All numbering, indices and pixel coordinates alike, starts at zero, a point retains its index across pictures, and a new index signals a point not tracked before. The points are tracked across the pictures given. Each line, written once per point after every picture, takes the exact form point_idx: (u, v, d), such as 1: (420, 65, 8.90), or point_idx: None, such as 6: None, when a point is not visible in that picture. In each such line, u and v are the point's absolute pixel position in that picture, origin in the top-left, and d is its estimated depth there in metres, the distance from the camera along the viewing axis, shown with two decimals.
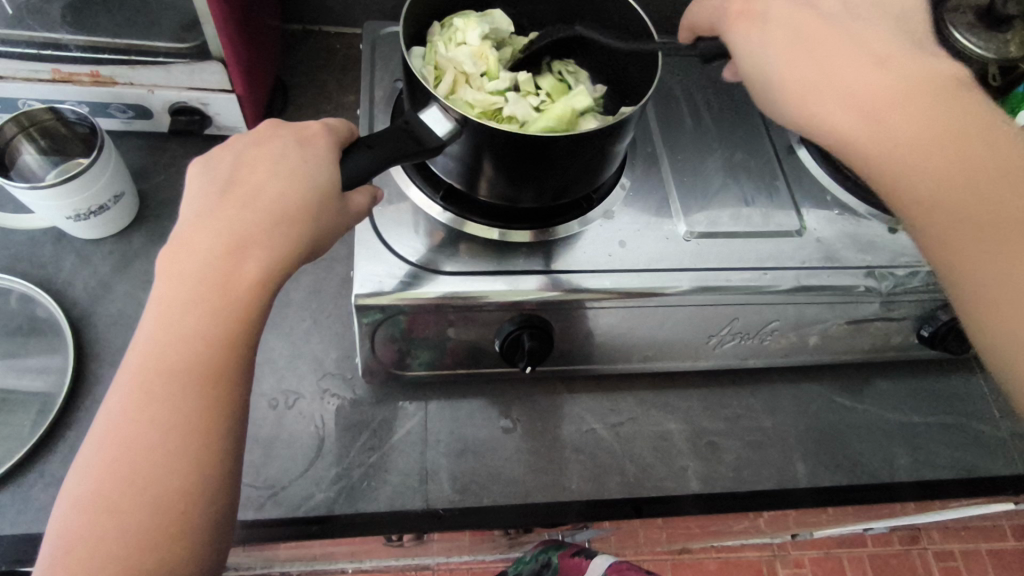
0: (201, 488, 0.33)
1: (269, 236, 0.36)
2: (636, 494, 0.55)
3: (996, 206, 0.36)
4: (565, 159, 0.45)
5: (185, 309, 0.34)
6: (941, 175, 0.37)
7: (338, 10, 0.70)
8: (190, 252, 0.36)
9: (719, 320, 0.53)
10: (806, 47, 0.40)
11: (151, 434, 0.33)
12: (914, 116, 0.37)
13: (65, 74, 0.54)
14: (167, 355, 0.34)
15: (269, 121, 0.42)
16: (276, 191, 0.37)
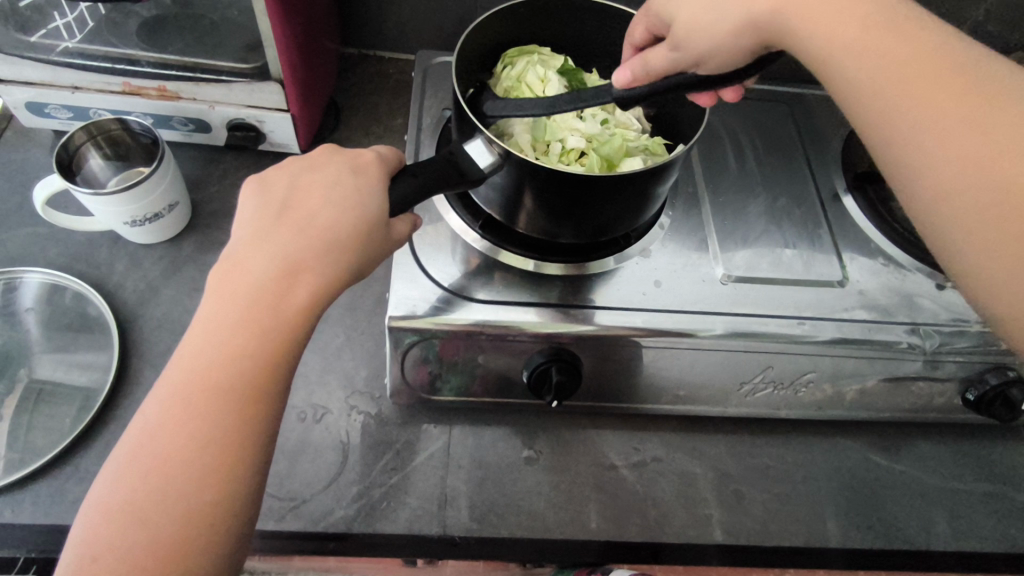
0: (230, 505, 0.34)
1: (320, 262, 0.38)
2: (655, 538, 0.54)
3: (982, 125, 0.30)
4: (606, 198, 0.46)
5: (233, 327, 0.35)
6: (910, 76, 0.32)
7: (394, 37, 0.73)
8: (243, 272, 0.37)
9: (753, 367, 0.52)
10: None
11: (186, 448, 0.33)
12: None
13: (135, 87, 0.58)
14: (211, 371, 0.35)
15: (324, 144, 0.43)
16: (330, 217, 0.38)
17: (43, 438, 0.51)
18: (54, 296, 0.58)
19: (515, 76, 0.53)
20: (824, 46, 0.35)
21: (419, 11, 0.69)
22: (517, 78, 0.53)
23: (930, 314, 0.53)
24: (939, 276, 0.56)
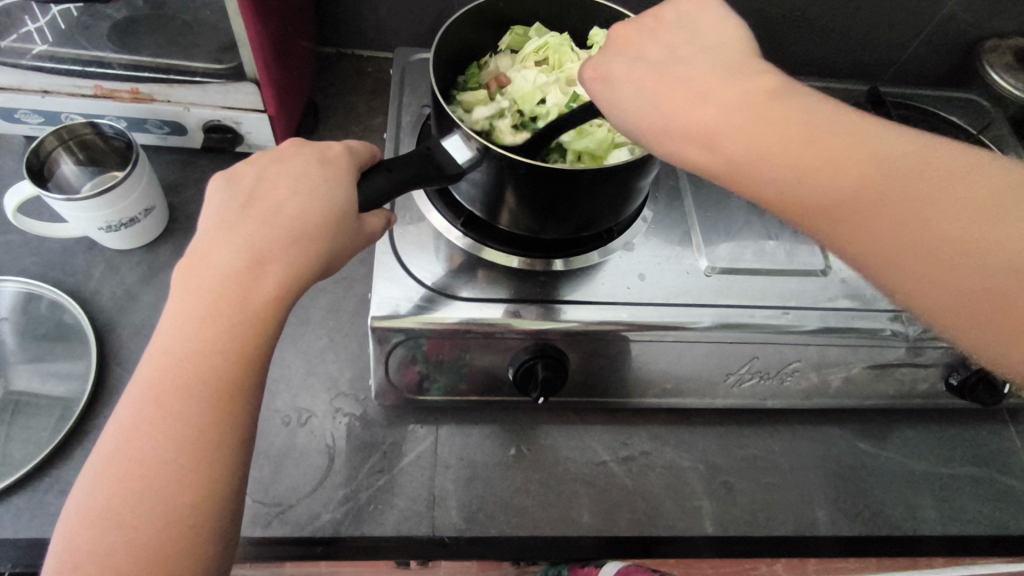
0: (209, 504, 0.33)
1: (288, 252, 0.37)
2: (646, 532, 0.53)
3: (925, 222, 0.32)
4: (588, 193, 0.45)
5: (202, 321, 0.35)
6: (845, 201, 0.33)
7: (372, 35, 0.72)
8: (211, 266, 0.36)
9: (739, 358, 0.52)
10: (659, 89, 0.37)
11: (161, 448, 0.33)
12: (779, 158, 0.34)
13: (107, 90, 0.57)
14: (182, 369, 0.34)
15: (292, 138, 0.42)
16: (298, 208, 0.38)
17: (19, 451, 0.50)
18: (29, 305, 0.57)
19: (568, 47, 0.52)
20: (740, 155, 0.35)
21: (396, 8, 0.69)
22: (560, 42, 0.52)
23: None
24: None
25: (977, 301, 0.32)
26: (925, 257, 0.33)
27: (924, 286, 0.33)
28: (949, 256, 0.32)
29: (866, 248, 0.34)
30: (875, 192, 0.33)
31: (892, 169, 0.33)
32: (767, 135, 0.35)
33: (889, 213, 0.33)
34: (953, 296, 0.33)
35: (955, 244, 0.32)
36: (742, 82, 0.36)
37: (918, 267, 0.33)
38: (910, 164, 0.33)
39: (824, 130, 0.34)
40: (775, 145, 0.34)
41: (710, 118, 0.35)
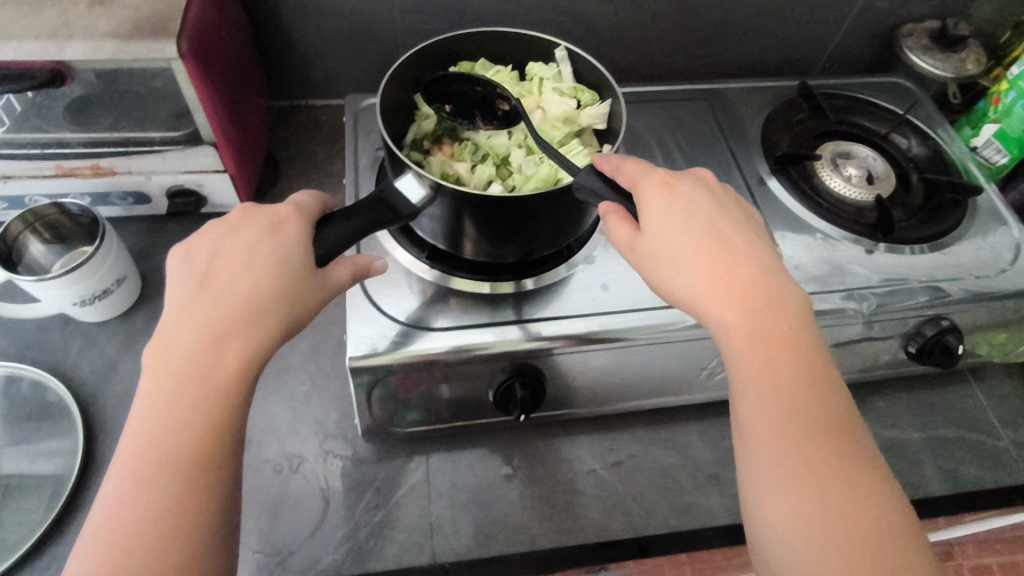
0: (193, 573, 0.34)
1: (250, 323, 0.39)
2: (641, 532, 0.55)
3: (812, 478, 0.37)
4: (541, 215, 0.48)
5: (175, 398, 0.36)
6: (782, 376, 0.38)
7: (322, 84, 0.74)
8: (179, 344, 0.37)
9: (707, 354, 0.55)
10: (679, 222, 0.42)
11: (144, 527, 0.34)
12: (762, 338, 0.39)
13: (69, 169, 0.58)
14: (158, 444, 0.35)
15: (241, 206, 0.43)
16: (253, 279, 0.39)
17: (14, 534, 0.50)
18: (9, 388, 0.57)
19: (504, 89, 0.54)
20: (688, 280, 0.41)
21: (343, 56, 0.71)
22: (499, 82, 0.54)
23: (862, 279, 0.56)
24: (866, 242, 0.59)
25: (859, 538, 0.35)
26: (775, 485, 0.37)
27: (797, 502, 0.36)
28: (807, 504, 0.36)
29: (766, 425, 0.38)
30: (793, 377, 0.38)
31: (818, 419, 0.38)
32: (724, 278, 0.40)
33: (782, 437, 0.37)
34: (803, 526, 0.36)
35: (869, 528, 0.35)
36: (742, 251, 0.42)
37: (791, 470, 0.37)
38: (855, 445, 0.38)
39: (779, 289, 0.41)
40: (737, 311, 0.40)
41: (748, 293, 0.40)
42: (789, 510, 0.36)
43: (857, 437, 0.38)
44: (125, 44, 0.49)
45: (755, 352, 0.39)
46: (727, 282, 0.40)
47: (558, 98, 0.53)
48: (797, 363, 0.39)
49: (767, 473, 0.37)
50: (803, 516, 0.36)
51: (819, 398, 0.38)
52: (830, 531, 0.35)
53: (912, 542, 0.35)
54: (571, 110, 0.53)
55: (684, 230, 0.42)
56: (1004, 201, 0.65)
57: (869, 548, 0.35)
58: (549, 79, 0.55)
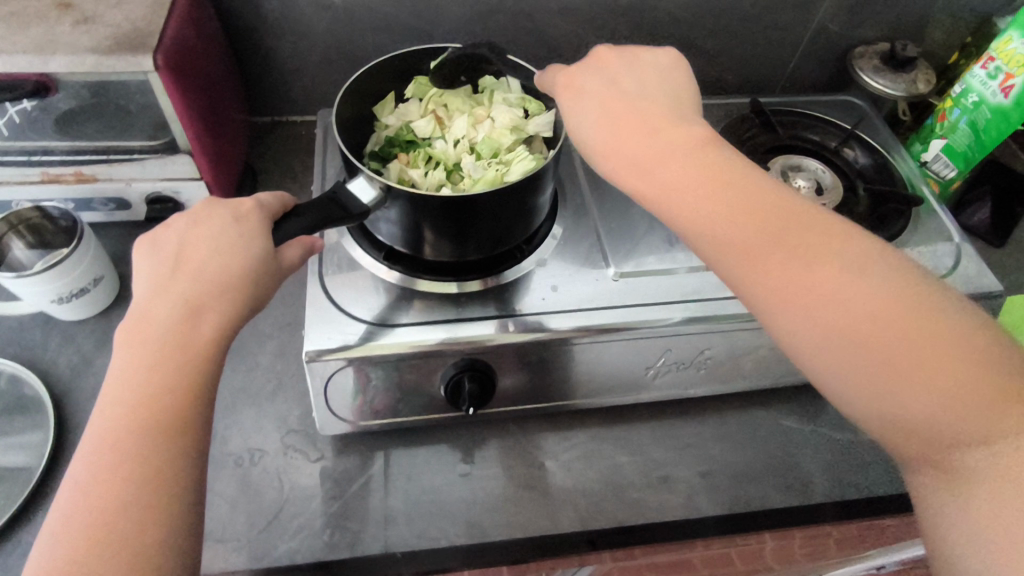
0: (171, 532, 0.36)
1: (220, 300, 0.41)
2: (590, 526, 0.56)
3: (796, 285, 0.40)
4: (492, 213, 0.51)
5: (146, 369, 0.38)
6: (728, 203, 0.42)
7: (301, 101, 0.79)
8: (149, 323, 0.40)
9: (654, 352, 0.57)
10: (593, 112, 0.48)
11: (122, 487, 0.35)
12: (723, 192, 0.42)
13: (53, 175, 0.62)
14: (134, 413, 0.37)
15: (205, 200, 0.46)
16: (221, 262, 0.42)
17: None
18: None
19: (454, 101, 0.59)
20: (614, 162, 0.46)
21: (320, 74, 0.75)
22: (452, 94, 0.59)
23: None
24: None
25: (855, 322, 0.38)
26: (789, 309, 0.40)
27: (796, 313, 0.40)
28: (805, 316, 0.39)
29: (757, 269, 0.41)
30: (733, 208, 0.42)
31: (782, 229, 0.41)
32: (641, 143, 0.46)
33: (754, 259, 0.41)
34: (814, 333, 0.39)
35: (863, 309, 0.38)
36: (647, 110, 0.47)
37: (773, 291, 0.40)
38: (816, 233, 0.41)
39: (684, 137, 0.46)
40: (664, 166, 0.44)
41: (663, 147, 0.45)
42: (816, 337, 0.39)
43: (830, 234, 0.41)
44: (104, 58, 0.53)
45: (722, 209, 0.42)
46: (661, 164, 0.44)
47: (505, 108, 0.58)
48: (760, 204, 0.42)
49: (773, 305, 0.40)
50: (817, 325, 0.39)
51: (764, 216, 0.42)
52: (862, 340, 0.38)
53: (913, 291, 0.39)
54: (518, 119, 0.58)
55: (612, 133, 0.47)
56: (952, 217, 0.67)
57: (874, 331, 0.38)
58: (498, 92, 0.60)
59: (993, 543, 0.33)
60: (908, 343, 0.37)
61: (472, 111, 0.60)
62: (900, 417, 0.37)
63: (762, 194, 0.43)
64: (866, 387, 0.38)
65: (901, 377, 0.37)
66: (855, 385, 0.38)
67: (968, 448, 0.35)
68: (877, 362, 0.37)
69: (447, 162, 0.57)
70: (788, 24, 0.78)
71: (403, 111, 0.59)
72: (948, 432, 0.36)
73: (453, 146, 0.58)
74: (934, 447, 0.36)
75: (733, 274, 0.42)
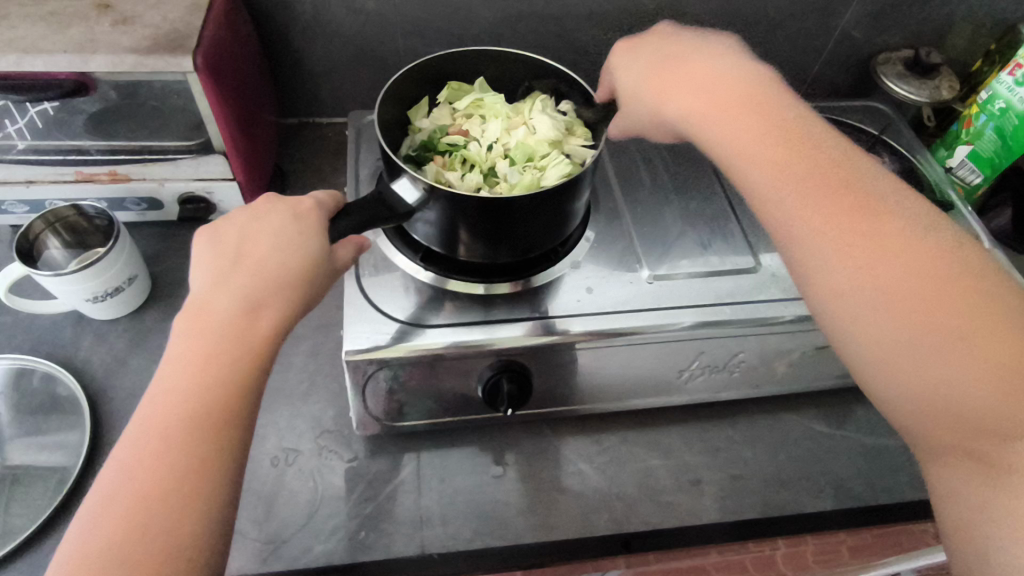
0: (207, 529, 0.35)
1: (278, 298, 0.41)
2: (625, 529, 0.57)
3: (841, 243, 0.40)
4: (528, 216, 0.51)
5: (200, 361, 0.38)
6: (782, 163, 0.44)
7: (329, 103, 0.79)
8: (209, 314, 0.39)
9: (688, 355, 0.57)
10: (657, 86, 0.51)
11: (164, 478, 0.35)
12: (781, 151, 0.44)
13: (87, 175, 0.62)
14: (185, 404, 0.37)
15: (265, 195, 0.46)
16: (281, 259, 0.42)
17: (19, 518, 0.53)
18: (22, 380, 0.60)
19: (493, 107, 0.59)
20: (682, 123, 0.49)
21: (350, 76, 0.76)
22: (492, 100, 0.59)
23: None
24: None
25: (888, 289, 0.39)
26: (823, 269, 0.41)
27: (832, 274, 0.40)
28: (841, 277, 0.40)
29: (814, 235, 0.41)
30: (783, 169, 0.44)
31: (830, 194, 0.42)
32: (705, 107, 0.48)
33: (795, 220, 0.42)
34: (845, 294, 0.40)
35: (899, 277, 0.39)
36: (736, 78, 0.49)
37: (811, 249, 0.41)
38: (865, 203, 0.41)
39: (759, 98, 0.47)
40: (726, 125, 0.46)
41: (722, 105, 0.47)
42: (850, 299, 0.40)
43: (879, 208, 0.41)
44: (145, 58, 0.53)
45: (772, 167, 0.44)
46: (724, 121, 0.47)
47: (544, 117, 0.58)
48: (830, 176, 0.43)
49: (811, 264, 0.41)
50: (848, 286, 0.40)
51: (813, 178, 0.43)
52: (891, 306, 0.38)
53: (953, 272, 0.39)
54: (559, 130, 0.58)
55: (707, 106, 0.48)
56: (981, 223, 0.67)
57: (904, 299, 0.38)
58: (539, 103, 0.60)
59: (1004, 530, 0.34)
60: (949, 320, 0.37)
61: (511, 117, 0.59)
62: (911, 397, 0.38)
63: (826, 157, 0.44)
64: (890, 358, 0.38)
65: (938, 355, 0.37)
66: (875, 351, 0.39)
67: (1009, 437, 0.35)
68: (904, 330, 0.38)
69: (483, 166, 0.57)
70: (814, 30, 0.79)
71: (441, 116, 0.60)
72: (989, 417, 0.35)
73: (490, 150, 0.58)
74: (961, 430, 0.36)
75: (779, 231, 0.43)
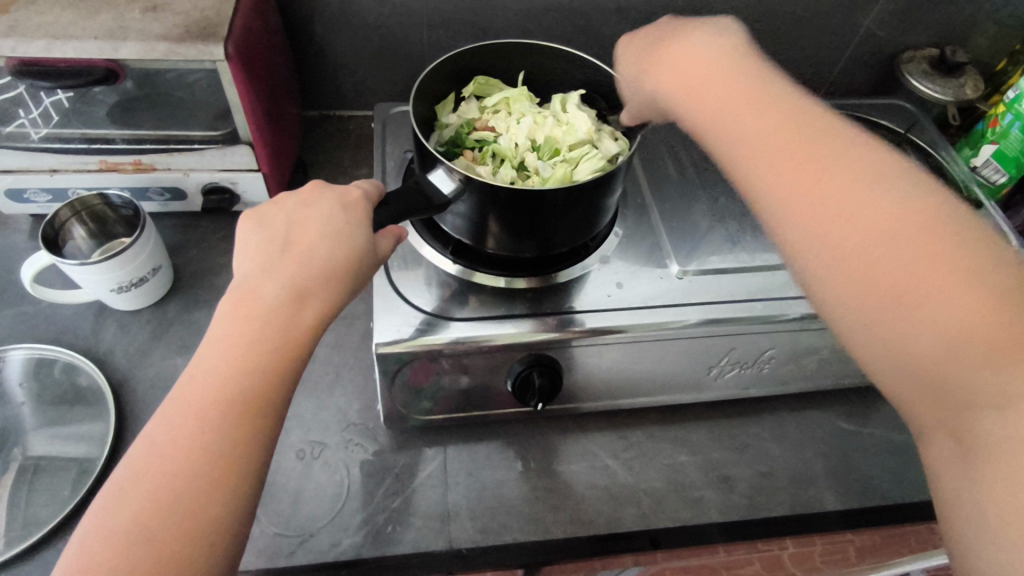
0: (232, 519, 0.34)
1: (324, 289, 0.40)
2: (653, 525, 0.56)
3: (814, 201, 0.38)
4: (560, 211, 0.50)
5: (243, 348, 0.36)
6: (765, 121, 0.41)
7: (350, 95, 0.78)
8: (254, 300, 0.38)
9: (718, 351, 0.57)
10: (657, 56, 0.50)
11: (196, 465, 0.33)
12: (767, 110, 0.42)
13: (112, 164, 0.61)
14: (225, 390, 0.35)
15: (315, 182, 0.45)
16: (329, 249, 0.41)
17: (44, 509, 0.52)
18: (45, 370, 0.59)
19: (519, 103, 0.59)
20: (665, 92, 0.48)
21: (372, 68, 0.75)
22: (517, 96, 0.59)
23: None
24: None
25: (865, 245, 0.36)
26: (803, 224, 0.38)
27: (807, 231, 0.38)
28: (818, 233, 0.38)
29: (779, 183, 0.40)
30: (765, 124, 0.41)
31: (812, 150, 0.40)
32: (690, 71, 0.46)
33: (773, 174, 0.40)
34: (818, 251, 0.38)
35: (876, 235, 0.36)
36: (715, 46, 0.47)
37: (786, 206, 0.39)
38: (850, 160, 0.39)
39: (716, 62, 0.45)
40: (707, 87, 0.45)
41: (703, 71, 0.45)
42: (823, 256, 0.37)
43: (863, 165, 0.39)
44: (176, 46, 0.52)
45: (756, 122, 0.42)
46: (701, 87, 0.45)
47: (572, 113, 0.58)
48: (793, 129, 0.41)
49: (788, 220, 0.39)
50: (829, 244, 0.37)
51: (795, 133, 0.41)
52: (865, 263, 0.36)
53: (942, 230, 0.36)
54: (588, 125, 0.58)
55: (685, 68, 0.47)
56: (1008, 221, 0.67)
57: (880, 257, 0.36)
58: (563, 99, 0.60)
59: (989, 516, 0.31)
60: (931, 272, 0.35)
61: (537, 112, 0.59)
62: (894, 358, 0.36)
63: (805, 118, 0.41)
64: (870, 319, 0.36)
65: (912, 306, 0.34)
66: (854, 311, 0.37)
67: (982, 408, 0.33)
68: (882, 290, 0.35)
69: (515, 159, 0.56)
70: (838, 27, 0.79)
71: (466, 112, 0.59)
72: (967, 380, 0.33)
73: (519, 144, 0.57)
74: (944, 399, 0.34)
75: (759, 188, 0.41)
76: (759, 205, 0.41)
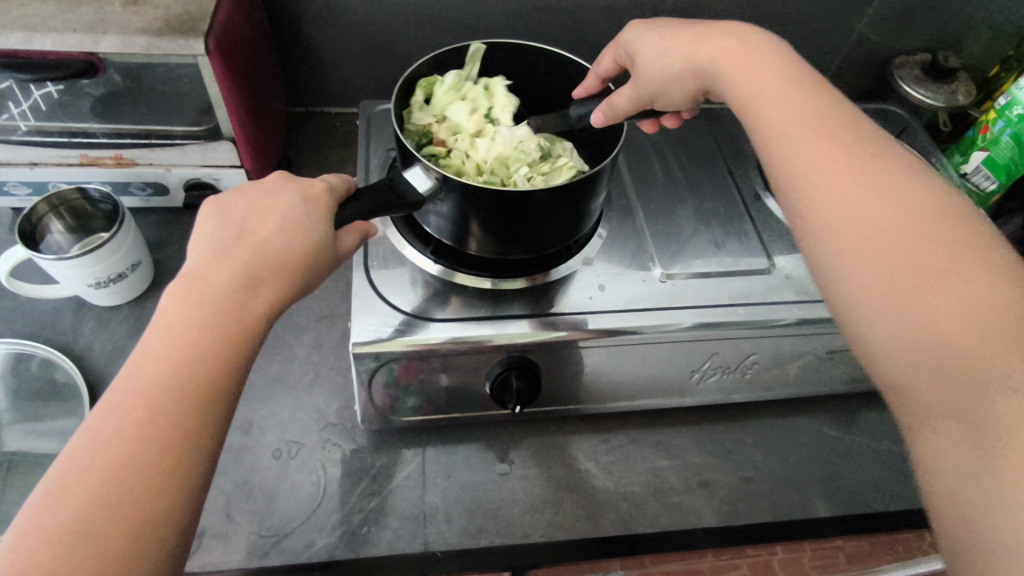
0: (175, 510, 0.31)
1: (277, 278, 0.39)
2: (633, 530, 0.56)
3: (845, 184, 0.39)
4: (545, 213, 0.50)
5: (192, 332, 0.35)
6: (805, 115, 0.43)
7: (337, 93, 0.78)
8: (205, 285, 0.37)
9: (700, 355, 0.56)
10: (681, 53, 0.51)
11: (138, 452, 0.31)
12: (806, 105, 0.43)
13: (92, 158, 0.60)
14: (171, 376, 0.33)
15: (277, 173, 0.44)
16: (285, 238, 0.40)
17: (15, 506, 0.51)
18: (20, 365, 0.59)
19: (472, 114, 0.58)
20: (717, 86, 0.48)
21: (359, 65, 0.74)
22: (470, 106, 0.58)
23: None
24: None
25: (892, 227, 0.37)
26: (828, 204, 0.39)
27: (834, 210, 0.39)
28: (843, 212, 0.39)
29: (821, 166, 0.40)
30: (805, 117, 0.43)
31: (847, 142, 0.41)
32: (741, 66, 0.47)
33: (808, 159, 0.41)
34: (841, 231, 0.38)
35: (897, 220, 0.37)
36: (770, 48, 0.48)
37: (818, 186, 0.40)
38: (878, 156, 0.40)
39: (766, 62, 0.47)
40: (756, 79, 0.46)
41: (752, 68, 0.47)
42: (846, 234, 0.38)
43: (888, 162, 0.40)
44: (156, 39, 0.52)
45: (792, 113, 0.43)
46: (757, 79, 0.46)
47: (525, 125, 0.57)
48: (828, 120, 0.42)
49: (815, 202, 0.40)
50: (851, 223, 0.38)
51: (832, 127, 0.42)
52: (884, 243, 0.37)
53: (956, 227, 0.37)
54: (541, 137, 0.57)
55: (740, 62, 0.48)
56: None
57: (905, 237, 0.36)
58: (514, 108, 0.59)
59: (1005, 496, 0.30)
60: (934, 253, 0.35)
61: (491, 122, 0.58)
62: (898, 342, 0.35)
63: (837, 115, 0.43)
64: (879, 301, 0.36)
65: (932, 281, 0.35)
66: (863, 285, 0.37)
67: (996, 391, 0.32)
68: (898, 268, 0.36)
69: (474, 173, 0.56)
70: (830, 31, 0.78)
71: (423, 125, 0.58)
72: (985, 361, 0.32)
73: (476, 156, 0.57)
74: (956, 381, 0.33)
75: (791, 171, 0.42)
76: (784, 192, 0.42)
